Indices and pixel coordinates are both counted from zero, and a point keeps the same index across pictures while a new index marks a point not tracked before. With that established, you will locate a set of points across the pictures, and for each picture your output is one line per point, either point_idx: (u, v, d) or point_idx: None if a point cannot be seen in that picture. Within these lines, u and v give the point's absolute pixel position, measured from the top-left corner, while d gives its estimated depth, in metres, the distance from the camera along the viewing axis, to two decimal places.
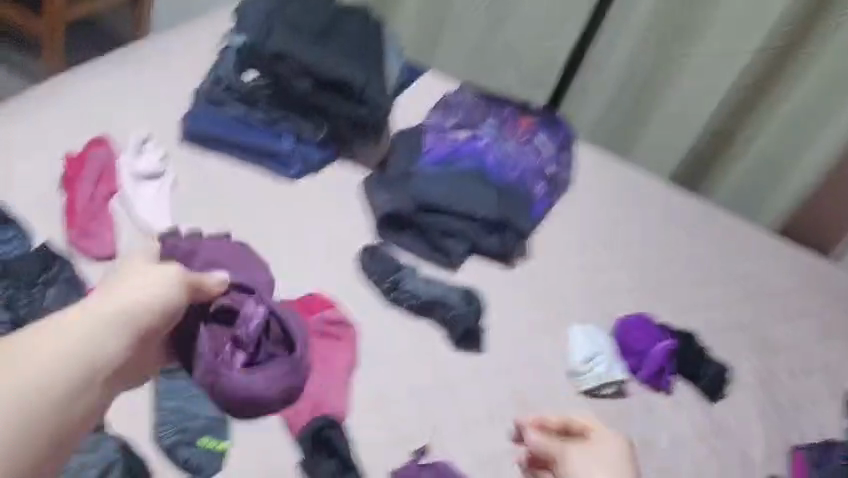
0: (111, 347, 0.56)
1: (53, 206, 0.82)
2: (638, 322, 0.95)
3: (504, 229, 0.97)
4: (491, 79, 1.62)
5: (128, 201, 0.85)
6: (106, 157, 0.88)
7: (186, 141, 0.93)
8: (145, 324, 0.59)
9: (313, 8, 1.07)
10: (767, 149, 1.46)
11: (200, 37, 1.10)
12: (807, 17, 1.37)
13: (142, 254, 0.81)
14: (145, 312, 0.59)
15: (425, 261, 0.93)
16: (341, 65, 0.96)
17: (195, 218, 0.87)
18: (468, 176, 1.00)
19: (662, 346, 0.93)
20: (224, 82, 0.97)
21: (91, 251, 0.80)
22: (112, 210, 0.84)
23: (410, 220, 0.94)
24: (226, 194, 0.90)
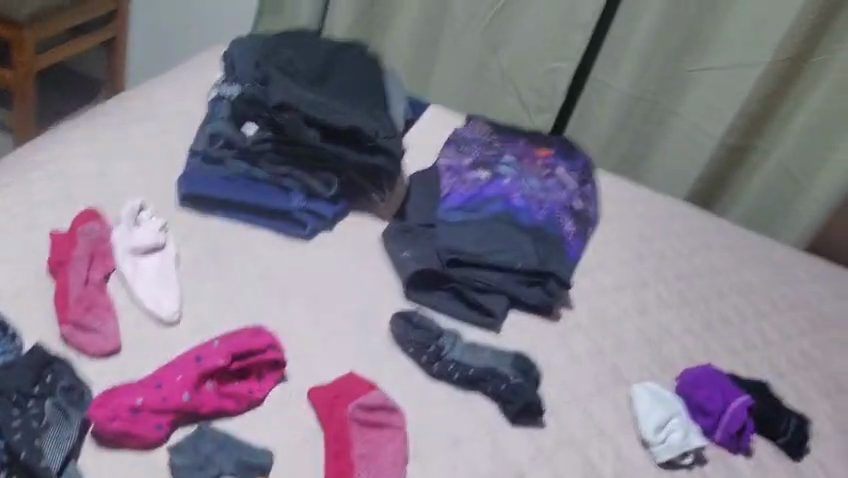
0: None
1: (41, 293, 0.71)
2: (709, 376, 0.87)
3: (543, 278, 0.89)
4: (491, 109, 1.55)
5: (130, 286, 0.74)
6: (97, 230, 0.77)
7: (187, 204, 0.85)
8: None
9: (307, 53, 1.00)
10: (787, 163, 1.41)
11: (185, 87, 1.01)
12: (820, 26, 1.32)
13: (149, 344, 0.70)
14: None
15: (463, 323, 0.84)
16: (350, 112, 0.88)
17: (203, 294, 0.77)
18: (495, 221, 0.92)
19: (742, 403, 0.84)
20: (222, 137, 0.87)
21: (90, 346, 0.68)
22: (110, 293, 0.74)
23: (440, 277, 0.86)
24: (235, 263, 0.80)
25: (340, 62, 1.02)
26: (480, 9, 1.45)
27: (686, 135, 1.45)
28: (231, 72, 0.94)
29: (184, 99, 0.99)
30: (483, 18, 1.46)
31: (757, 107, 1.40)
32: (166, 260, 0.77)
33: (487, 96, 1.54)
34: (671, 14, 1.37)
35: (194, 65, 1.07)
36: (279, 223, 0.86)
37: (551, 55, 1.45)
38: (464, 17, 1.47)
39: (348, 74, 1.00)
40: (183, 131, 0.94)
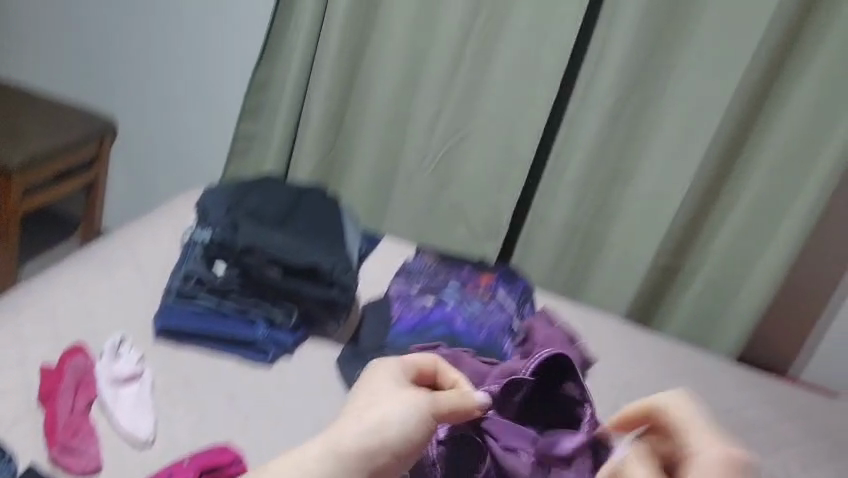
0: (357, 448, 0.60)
1: (31, 420, 0.80)
2: None
3: None
4: (445, 239, 1.69)
5: (111, 411, 0.83)
6: (82, 363, 0.87)
7: (163, 338, 0.95)
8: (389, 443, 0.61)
9: (273, 197, 1.13)
10: (711, 279, 1.56)
11: (163, 230, 1.13)
12: (725, 160, 1.51)
13: (125, 463, 0.78)
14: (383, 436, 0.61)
15: None
16: (309, 251, 1.00)
17: (175, 417, 0.85)
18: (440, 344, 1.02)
19: None
20: (194, 275, 0.98)
21: (73, 467, 0.76)
22: (92, 419, 0.82)
23: None
24: (204, 388, 0.90)
25: (301, 203, 1.15)
26: (430, 150, 1.62)
27: (620, 258, 1.60)
28: (203, 217, 1.06)
29: (161, 241, 1.10)
30: (433, 158, 1.63)
31: (680, 231, 1.57)
32: (143, 386, 0.86)
33: (440, 227, 1.69)
34: (599, 154, 1.55)
35: (170, 209, 1.19)
36: (245, 353, 0.96)
37: (496, 189, 1.62)
38: (415, 160, 1.64)
39: (309, 214, 1.13)
40: (159, 271, 1.05)
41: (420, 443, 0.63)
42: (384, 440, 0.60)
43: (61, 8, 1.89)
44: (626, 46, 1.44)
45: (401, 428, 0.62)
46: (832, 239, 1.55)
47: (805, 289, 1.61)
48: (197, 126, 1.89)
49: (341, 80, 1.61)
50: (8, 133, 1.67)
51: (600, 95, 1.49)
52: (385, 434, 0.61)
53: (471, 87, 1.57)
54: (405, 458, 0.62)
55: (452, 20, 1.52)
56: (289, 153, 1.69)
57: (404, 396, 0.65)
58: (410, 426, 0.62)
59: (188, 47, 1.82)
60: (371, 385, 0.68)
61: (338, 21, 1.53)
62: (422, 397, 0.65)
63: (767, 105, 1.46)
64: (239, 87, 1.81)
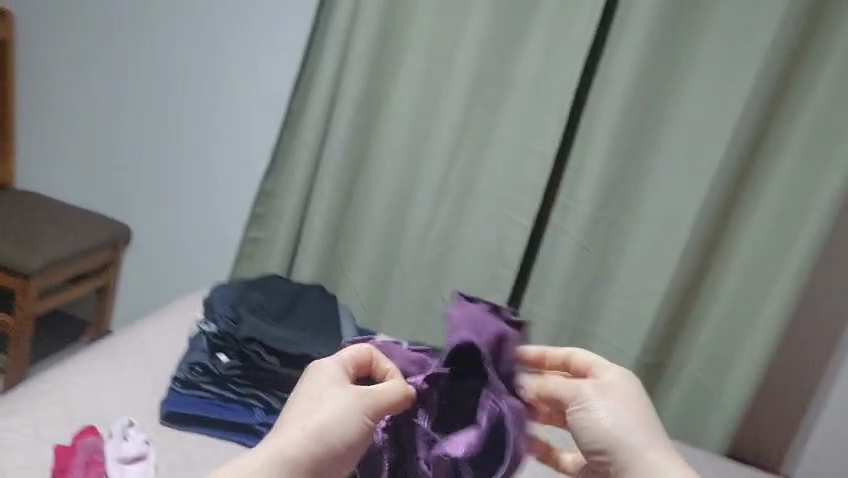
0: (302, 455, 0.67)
1: None
2: None
3: None
4: (440, 337, 1.77)
5: None
6: (91, 441, 0.92)
7: (167, 421, 1.01)
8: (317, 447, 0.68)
9: (276, 297, 1.22)
10: (694, 374, 1.64)
11: (171, 327, 1.21)
12: (702, 261, 1.61)
13: None
14: (320, 433, 0.68)
15: None
16: (309, 346, 1.08)
17: None
18: None
19: None
20: (200, 364, 1.05)
21: None
22: None
23: None
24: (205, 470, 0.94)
25: (300, 302, 1.25)
26: (424, 253, 1.73)
27: (607, 354, 1.68)
28: (209, 312, 1.14)
29: (169, 337, 1.19)
30: (427, 260, 1.73)
31: (662, 329, 1.65)
32: (150, 464, 0.92)
33: (434, 327, 1.77)
34: (582, 257, 1.65)
35: (179, 307, 1.29)
36: (243, 437, 1.02)
37: (486, 289, 1.71)
38: (411, 262, 1.74)
39: (307, 312, 1.22)
40: (165, 362, 1.12)
41: (362, 434, 0.70)
42: (325, 441, 0.68)
43: (85, 125, 2.06)
44: (603, 157, 1.58)
45: (339, 426, 0.69)
46: (809, 336, 1.62)
47: (787, 386, 1.66)
48: (205, 232, 2.00)
49: (341, 188, 1.74)
50: (29, 235, 1.78)
51: (580, 201, 1.62)
52: (326, 433, 0.68)
53: (462, 195, 1.70)
54: (350, 448, 0.69)
55: (443, 134, 1.66)
56: (292, 255, 1.80)
57: (341, 395, 0.71)
58: (347, 424, 0.69)
59: (200, 160, 1.96)
60: (314, 384, 0.73)
61: (339, 135, 1.68)
62: (355, 394, 0.71)
63: (737, 210, 1.58)
64: (246, 196, 1.94)
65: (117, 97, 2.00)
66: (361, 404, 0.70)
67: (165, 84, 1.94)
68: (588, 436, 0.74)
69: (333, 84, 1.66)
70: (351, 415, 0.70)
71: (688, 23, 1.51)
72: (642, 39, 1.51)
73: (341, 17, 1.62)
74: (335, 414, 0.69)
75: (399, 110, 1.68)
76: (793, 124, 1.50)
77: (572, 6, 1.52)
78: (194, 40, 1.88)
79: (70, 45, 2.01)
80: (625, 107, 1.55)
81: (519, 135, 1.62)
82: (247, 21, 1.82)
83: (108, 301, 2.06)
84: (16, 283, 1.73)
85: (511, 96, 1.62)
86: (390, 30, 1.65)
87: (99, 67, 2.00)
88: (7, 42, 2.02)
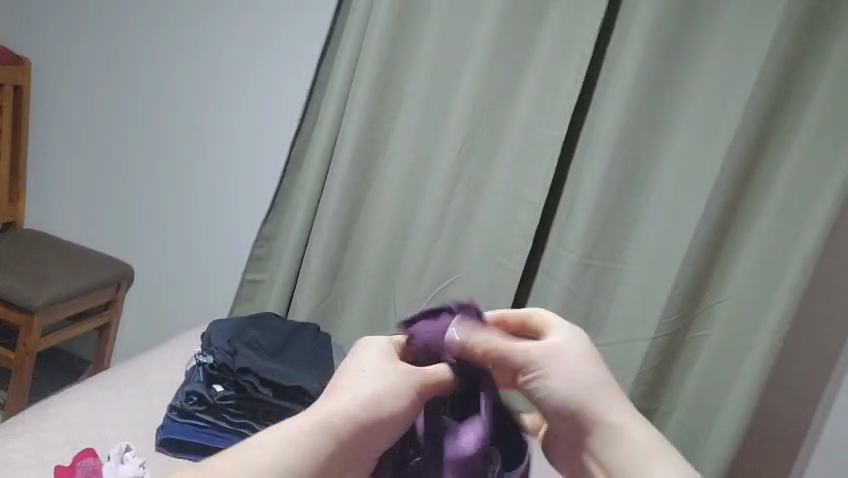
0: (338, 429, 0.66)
1: None
2: None
3: None
4: None
5: None
6: (90, 459, 0.95)
7: (163, 446, 1.05)
8: (358, 422, 0.68)
9: (272, 333, 1.27)
10: (680, 418, 1.70)
11: (172, 359, 1.26)
12: (688, 308, 1.66)
13: None
14: (362, 409, 0.68)
15: None
16: (302, 378, 1.13)
17: None
18: None
19: None
20: (196, 393, 1.09)
21: None
22: None
23: None
24: None
25: (295, 339, 1.29)
26: (418, 296, 1.78)
27: None
28: (206, 345, 1.19)
29: (169, 368, 1.23)
30: (420, 303, 1.78)
31: (650, 374, 1.69)
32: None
33: None
34: (572, 302, 1.72)
35: (179, 342, 1.33)
36: None
37: None
38: (406, 305, 1.80)
39: (301, 349, 1.27)
40: (163, 392, 1.16)
41: (407, 407, 0.73)
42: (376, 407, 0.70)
43: (93, 169, 2.14)
44: (590, 205, 1.66)
45: (388, 396, 0.71)
46: (795, 383, 1.66)
47: (774, 433, 1.69)
48: (205, 274, 2.06)
49: (338, 233, 1.80)
50: (35, 273, 1.83)
51: (569, 248, 1.69)
52: (378, 401, 0.70)
53: (456, 240, 1.75)
54: (395, 417, 0.71)
55: (438, 182, 1.73)
56: (289, 297, 1.85)
57: (386, 367, 0.74)
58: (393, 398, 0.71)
59: (202, 204, 2.02)
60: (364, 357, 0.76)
61: (338, 182, 1.75)
62: (406, 375, 0.75)
63: (720, 258, 1.64)
64: (246, 240, 1.99)
65: (126, 143, 2.08)
66: (406, 387, 0.73)
67: (172, 130, 2.02)
68: (544, 401, 0.75)
69: (333, 132, 1.74)
70: (402, 387, 0.73)
71: (672, 82, 1.61)
72: (628, 97, 1.61)
73: (342, 70, 1.71)
74: (382, 389, 0.71)
75: (397, 159, 1.76)
76: (773, 178, 1.58)
77: (561, 63, 1.61)
78: (201, 90, 1.97)
79: (82, 92, 2.10)
80: (611, 159, 1.64)
81: (511, 184, 1.69)
82: (252, 72, 1.91)
83: (109, 340, 2.11)
84: (20, 319, 1.78)
85: (503, 147, 1.70)
86: (387, 83, 1.73)
87: (109, 114, 2.09)
88: (23, 86, 2.08)
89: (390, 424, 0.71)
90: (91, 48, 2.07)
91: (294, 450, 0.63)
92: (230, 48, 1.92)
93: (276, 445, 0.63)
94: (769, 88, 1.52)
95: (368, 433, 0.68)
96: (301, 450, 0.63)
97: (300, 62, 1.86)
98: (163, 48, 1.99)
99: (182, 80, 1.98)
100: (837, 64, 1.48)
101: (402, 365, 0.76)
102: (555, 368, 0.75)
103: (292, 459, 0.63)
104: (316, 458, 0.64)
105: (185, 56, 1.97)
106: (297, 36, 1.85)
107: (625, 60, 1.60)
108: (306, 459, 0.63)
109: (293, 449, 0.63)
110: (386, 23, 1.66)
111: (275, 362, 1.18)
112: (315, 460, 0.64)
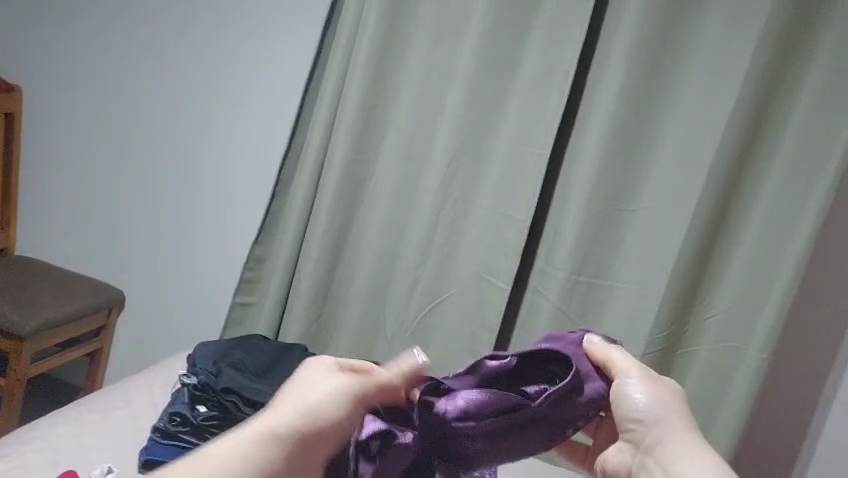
0: (283, 427, 0.76)
1: None
2: None
3: None
4: None
5: None
6: None
7: (145, 469, 1.03)
8: (304, 430, 0.77)
9: (258, 354, 1.28)
10: None
11: (157, 382, 1.26)
12: (677, 324, 1.67)
13: None
14: (303, 416, 0.78)
15: None
16: None
17: None
18: None
19: None
20: (179, 415, 1.09)
21: None
22: None
23: None
24: None
25: (280, 361, 1.29)
26: (407, 316, 1.79)
27: None
28: (191, 367, 1.20)
29: (155, 391, 1.23)
30: (411, 323, 1.79)
31: None
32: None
33: None
34: (560, 319, 1.72)
35: (164, 366, 1.33)
36: None
37: (467, 352, 1.75)
38: (395, 326, 1.80)
39: (286, 370, 1.27)
40: (148, 415, 1.16)
41: (348, 413, 0.82)
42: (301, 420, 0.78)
43: (85, 195, 2.15)
44: (577, 222, 1.67)
45: (334, 404, 0.80)
46: (785, 397, 1.66)
47: (766, 448, 1.69)
48: (197, 298, 2.07)
49: (327, 254, 1.80)
50: (25, 300, 1.83)
51: (557, 265, 1.70)
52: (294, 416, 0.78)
53: (445, 259, 1.76)
54: (339, 422, 0.80)
55: (426, 202, 1.75)
56: (280, 320, 1.85)
57: (336, 384, 0.82)
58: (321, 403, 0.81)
59: (194, 228, 2.04)
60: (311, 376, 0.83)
61: (326, 204, 1.76)
62: (350, 382, 0.83)
63: (707, 274, 1.65)
64: (237, 263, 2.01)
65: (117, 169, 2.10)
66: (352, 394, 0.83)
67: (162, 156, 2.04)
68: (629, 407, 0.86)
69: (321, 154, 1.76)
70: (339, 394, 0.82)
71: (654, 100, 1.63)
72: (611, 115, 1.63)
73: (329, 94, 1.73)
74: (318, 397, 0.80)
75: (385, 180, 1.78)
76: (757, 192, 1.60)
77: (546, 81, 1.63)
78: (191, 116, 1.99)
79: (74, 120, 2.12)
80: (595, 177, 1.65)
81: (498, 203, 1.70)
82: (241, 97, 1.93)
83: (100, 367, 2.10)
84: (9, 345, 1.78)
85: (489, 166, 1.71)
86: (373, 105, 1.75)
87: (100, 141, 2.11)
88: (14, 113, 2.09)
89: (339, 427, 0.80)
90: (83, 76, 2.09)
91: (247, 456, 0.72)
92: (220, 74, 1.94)
93: (225, 451, 0.72)
94: (749, 103, 1.55)
95: (309, 439, 0.77)
96: (247, 460, 0.71)
97: (288, 87, 1.88)
98: (153, 76, 2.01)
99: (173, 106, 2.01)
100: (814, 76, 1.52)
101: (346, 376, 0.84)
102: (659, 395, 0.87)
103: (241, 463, 0.71)
104: (261, 456, 0.73)
105: (175, 83, 1.99)
106: (285, 61, 1.88)
107: (607, 79, 1.62)
108: (256, 462, 0.72)
109: (237, 462, 0.71)
110: (372, 46, 1.69)
111: (260, 382, 1.19)
112: (260, 457, 0.72)
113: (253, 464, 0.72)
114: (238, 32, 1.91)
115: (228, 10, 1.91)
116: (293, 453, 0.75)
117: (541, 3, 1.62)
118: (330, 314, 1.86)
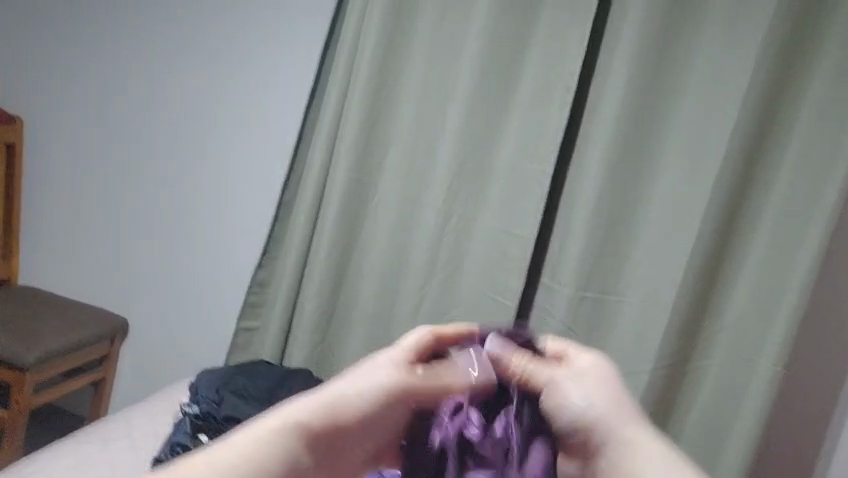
0: (361, 401, 0.71)
1: None
2: None
3: None
4: None
5: None
6: None
7: None
8: (358, 407, 0.71)
9: (261, 381, 1.25)
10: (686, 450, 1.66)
11: (158, 412, 1.24)
12: (687, 338, 1.64)
13: None
14: (355, 393, 0.72)
15: None
16: None
17: None
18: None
19: None
20: (180, 446, 1.06)
21: None
22: None
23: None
24: None
25: (285, 387, 1.27)
26: (413, 336, 1.77)
27: None
28: (194, 396, 1.17)
29: (156, 421, 1.21)
30: None
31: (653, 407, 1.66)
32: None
33: None
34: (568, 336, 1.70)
35: (166, 394, 1.31)
36: None
37: None
38: None
39: (291, 397, 1.24)
40: (150, 446, 1.14)
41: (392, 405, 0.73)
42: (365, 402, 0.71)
43: (87, 224, 2.14)
44: (581, 238, 1.65)
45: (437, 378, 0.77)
46: (801, 411, 1.62)
47: (782, 464, 1.65)
48: (201, 324, 2.05)
49: (330, 277, 1.78)
50: (27, 330, 1.81)
51: (563, 282, 1.68)
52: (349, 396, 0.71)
53: (449, 279, 1.74)
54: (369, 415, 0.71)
55: (428, 221, 1.73)
56: (284, 344, 1.83)
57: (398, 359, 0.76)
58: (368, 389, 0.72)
59: (197, 254, 2.02)
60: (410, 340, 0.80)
61: (328, 225, 1.75)
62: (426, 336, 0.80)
63: (716, 286, 1.63)
64: (241, 288, 1.99)
65: (119, 197, 2.09)
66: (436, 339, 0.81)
67: (164, 182, 2.03)
68: None
69: (321, 176, 1.75)
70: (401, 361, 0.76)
71: (655, 113, 1.62)
72: (612, 129, 1.61)
73: (329, 116, 1.72)
74: (384, 370, 0.74)
75: (386, 200, 1.76)
76: (763, 202, 1.58)
77: (546, 96, 1.62)
78: (192, 141, 1.99)
79: (75, 148, 2.12)
80: (599, 191, 1.63)
81: (501, 221, 1.68)
82: (242, 121, 1.93)
83: (104, 396, 2.08)
84: (11, 376, 1.76)
85: (492, 183, 1.70)
86: (373, 125, 1.74)
87: (102, 169, 2.10)
88: (15, 143, 2.09)
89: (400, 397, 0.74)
90: (83, 105, 2.09)
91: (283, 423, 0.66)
92: (220, 97, 1.94)
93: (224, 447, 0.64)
94: (751, 114, 1.53)
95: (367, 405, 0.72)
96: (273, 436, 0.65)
97: (289, 109, 1.88)
98: (154, 102, 2.01)
99: (174, 132, 2.00)
100: (816, 85, 1.49)
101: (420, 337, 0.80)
102: None
103: (269, 445, 0.65)
104: (289, 428, 0.66)
105: (176, 109, 1.99)
106: (285, 84, 1.87)
107: (608, 93, 1.61)
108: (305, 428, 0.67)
109: (282, 426, 0.66)
110: (370, 67, 1.68)
111: (263, 410, 1.15)
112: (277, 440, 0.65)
113: (272, 446, 0.65)
114: (238, 56, 1.91)
115: (228, 33, 1.91)
116: (330, 432, 0.69)
117: (539, 19, 1.61)
118: (334, 337, 1.84)
